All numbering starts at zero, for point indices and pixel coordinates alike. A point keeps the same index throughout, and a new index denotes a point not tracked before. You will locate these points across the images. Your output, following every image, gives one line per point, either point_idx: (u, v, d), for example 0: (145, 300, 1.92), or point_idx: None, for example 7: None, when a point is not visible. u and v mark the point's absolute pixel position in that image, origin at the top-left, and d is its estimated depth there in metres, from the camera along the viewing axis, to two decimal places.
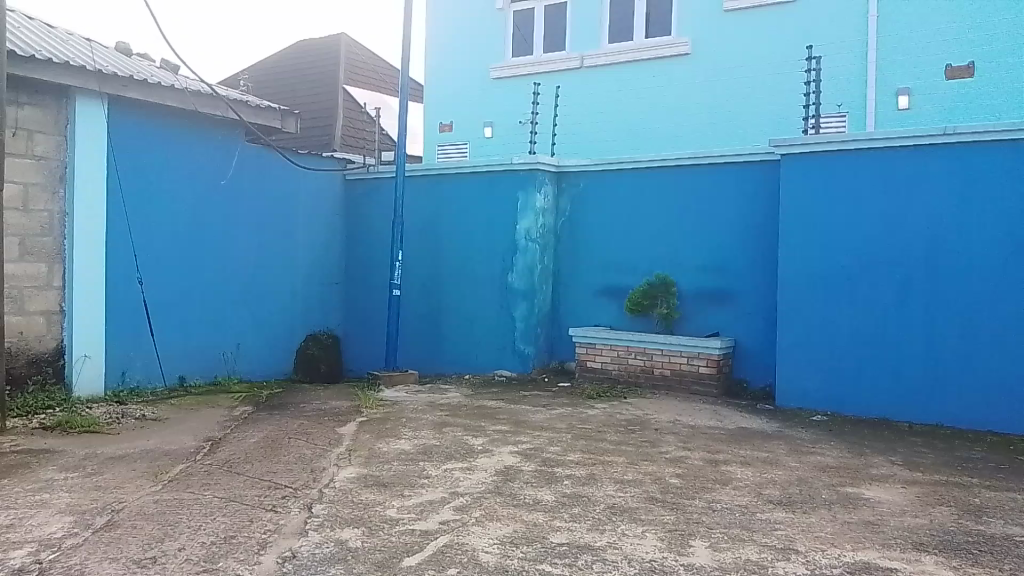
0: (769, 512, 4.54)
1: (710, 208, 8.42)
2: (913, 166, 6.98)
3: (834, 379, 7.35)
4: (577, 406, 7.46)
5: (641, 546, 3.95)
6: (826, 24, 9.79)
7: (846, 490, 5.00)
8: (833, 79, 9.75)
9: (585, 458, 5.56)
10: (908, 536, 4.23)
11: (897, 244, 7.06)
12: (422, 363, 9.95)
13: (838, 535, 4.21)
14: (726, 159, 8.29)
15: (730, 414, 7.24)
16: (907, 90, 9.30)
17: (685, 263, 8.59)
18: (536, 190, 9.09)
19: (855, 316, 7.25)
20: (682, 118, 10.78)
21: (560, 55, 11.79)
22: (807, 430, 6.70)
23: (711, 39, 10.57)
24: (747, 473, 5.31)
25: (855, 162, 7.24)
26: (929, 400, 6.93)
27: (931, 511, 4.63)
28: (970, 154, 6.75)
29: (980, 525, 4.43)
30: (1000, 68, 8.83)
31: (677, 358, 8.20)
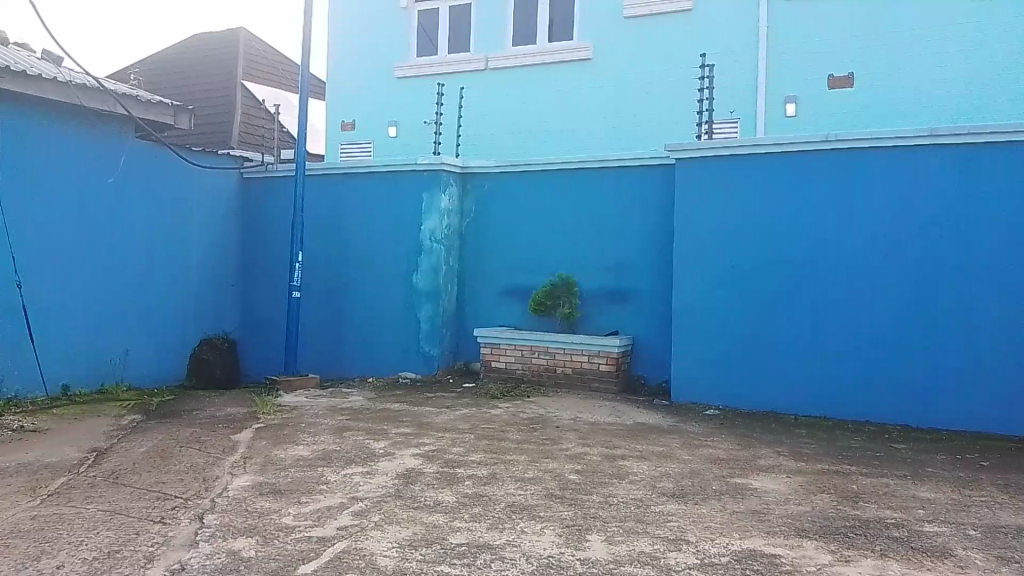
0: (662, 505, 4.69)
1: (611, 210, 8.61)
2: (801, 171, 7.33)
3: (727, 373, 7.65)
4: (481, 406, 7.49)
5: (540, 543, 4.01)
6: (719, 34, 10.17)
7: (735, 481, 5.22)
8: (727, 86, 10.13)
9: (487, 458, 5.59)
10: (791, 523, 4.45)
11: (784, 245, 7.42)
12: (324, 366, 9.77)
13: (726, 524, 4.39)
14: (626, 162, 8.49)
15: (629, 411, 7.42)
16: (794, 98, 9.75)
17: (587, 264, 8.75)
18: (440, 191, 9.08)
19: (750, 314, 7.56)
20: (584, 121, 10.98)
21: (464, 56, 11.79)
22: (701, 424, 6.95)
23: (611, 45, 10.82)
24: (643, 467, 5.47)
25: (747, 166, 7.56)
26: (815, 393, 7.30)
27: (813, 498, 4.89)
28: (850, 160, 7.15)
29: (857, 510, 4.70)
30: (876, 78, 9.40)
31: (579, 357, 8.35)
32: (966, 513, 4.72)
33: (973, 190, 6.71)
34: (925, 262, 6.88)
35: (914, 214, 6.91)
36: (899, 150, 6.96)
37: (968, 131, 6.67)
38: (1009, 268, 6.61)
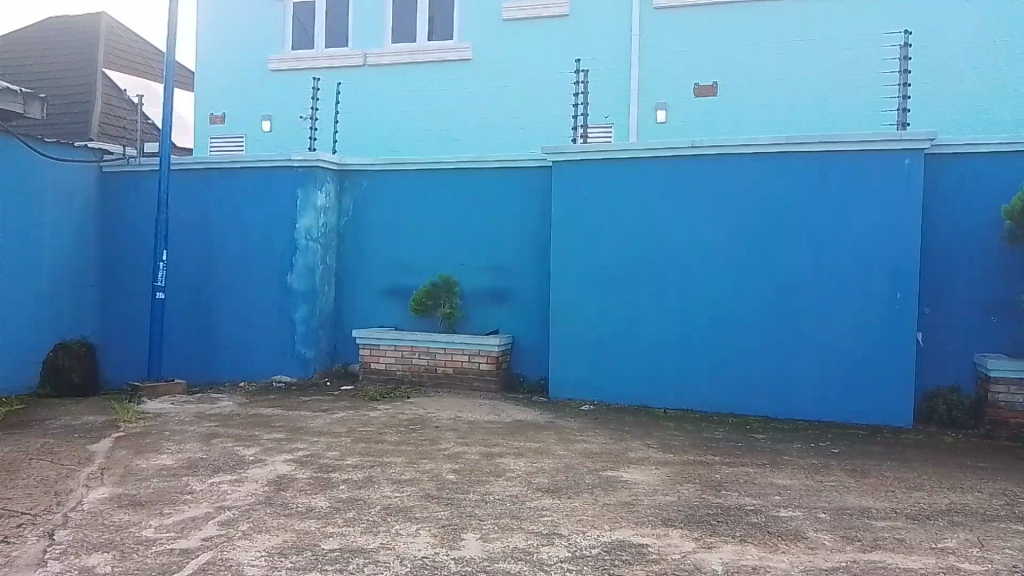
0: (538, 500, 4.78)
1: (489, 210, 8.68)
2: (669, 176, 7.64)
3: (601, 371, 7.88)
4: (358, 409, 7.39)
5: (414, 544, 3.99)
6: (593, 39, 10.45)
7: (607, 474, 5.38)
8: (601, 91, 10.42)
9: (363, 461, 5.52)
10: (658, 513, 4.63)
11: (654, 245, 7.70)
12: (193, 371, 9.35)
13: (598, 517, 4.52)
14: (504, 163, 8.58)
15: (507, 409, 7.50)
16: (665, 105, 10.14)
17: (467, 264, 8.78)
18: (315, 188, 8.88)
19: (621, 314, 7.81)
20: (463, 122, 11.01)
21: (342, 51, 11.58)
22: (577, 420, 7.12)
23: (490, 46, 10.90)
24: (519, 464, 5.55)
25: (618, 170, 7.80)
26: (682, 388, 7.63)
27: (679, 488, 5.12)
28: (714, 165, 7.50)
29: (720, 498, 4.95)
30: (737, 88, 9.91)
31: (459, 356, 8.37)
32: (817, 497, 5.06)
33: (825, 196, 7.17)
34: (783, 263, 7.31)
35: (774, 217, 7.33)
36: (760, 156, 7.36)
37: (821, 139, 7.13)
38: (858, 269, 7.10)
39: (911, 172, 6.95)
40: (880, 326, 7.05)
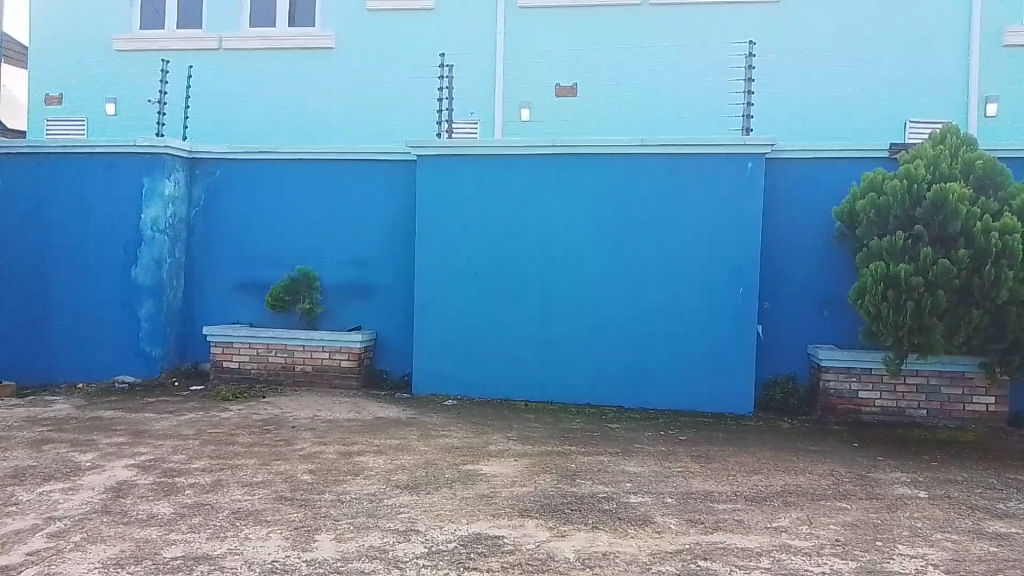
0: (395, 497, 4.74)
1: (350, 204, 8.51)
2: (530, 173, 7.77)
3: (462, 365, 7.92)
4: (210, 410, 7.05)
5: (264, 548, 3.87)
6: (458, 35, 10.45)
7: (467, 468, 5.41)
8: (466, 87, 10.45)
9: (212, 464, 5.28)
10: (515, 504, 4.71)
11: (517, 241, 7.81)
12: (24, 371, 8.64)
13: (455, 511, 4.54)
14: (365, 156, 8.43)
15: (368, 406, 7.39)
16: (528, 104, 10.30)
17: (327, 259, 8.58)
18: (164, 177, 8.39)
19: (483, 309, 7.87)
20: (323, 112, 10.74)
21: (195, 33, 11.01)
22: (439, 415, 7.12)
23: (353, 36, 10.67)
24: (378, 461, 5.48)
25: (480, 165, 7.85)
26: (543, 381, 7.79)
27: (536, 479, 5.23)
28: (573, 163, 7.69)
29: (575, 487, 5.10)
30: (597, 89, 10.20)
31: (318, 353, 8.18)
32: (666, 483, 5.30)
33: (677, 197, 7.51)
34: (636, 259, 7.61)
35: (630, 215, 7.61)
36: (615, 157, 7.61)
37: (672, 142, 7.45)
38: (704, 264, 7.48)
39: (753, 176, 7.38)
40: (724, 319, 7.47)
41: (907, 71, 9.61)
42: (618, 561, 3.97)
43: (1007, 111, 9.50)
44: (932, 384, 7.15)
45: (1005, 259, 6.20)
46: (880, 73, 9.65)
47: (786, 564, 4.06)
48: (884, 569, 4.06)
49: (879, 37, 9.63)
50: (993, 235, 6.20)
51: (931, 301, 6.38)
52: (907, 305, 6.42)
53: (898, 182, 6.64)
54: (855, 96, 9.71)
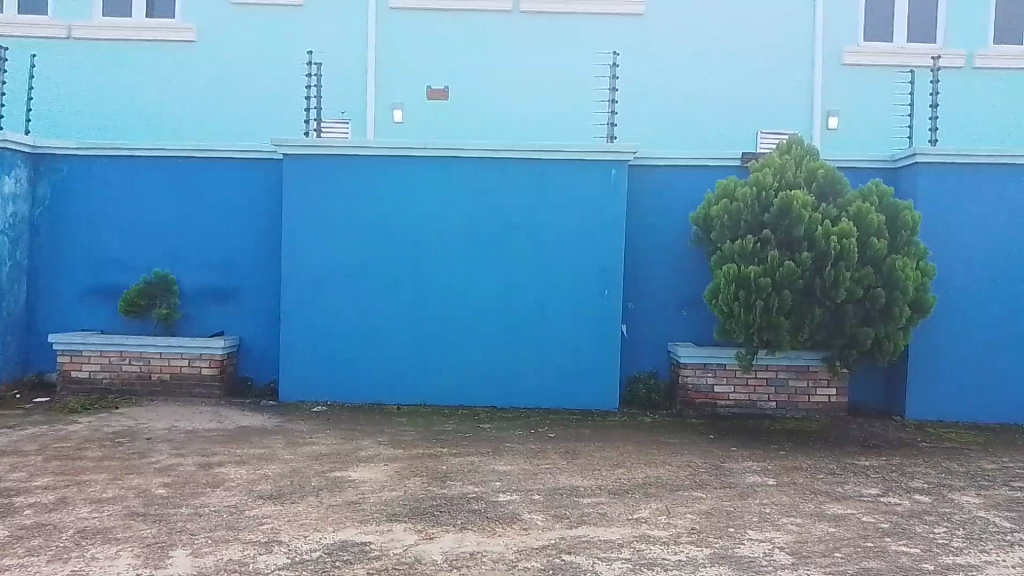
0: (258, 508, 4.60)
1: (213, 205, 8.18)
2: (402, 174, 7.72)
3: (332, 369, 7.77)
4: (55, 423, 6.60)
5: (112, 569, 3.67)
6: (326, 33, 10.24)
7: (334, 475, 5.32)
8: (335, 85, 10.26)
9: (56, 481, 4.94)
10: (383, 509, 4.68)
11: (389, 242, 7.75)
12: None
13: (321, 519, 4.46)
14: (227, 154, 8.13)
15: (231, 414, 7.13)
16: (400, 105, 10.22)
17: (187, 261, 8.20)
18: (3, 173, 7.76)
19: (354, 310, 7.76)
20: (184, 107, 10.26)
21: (40, 20, 10.28)
22: (307, 421, 6.96)
23: (216, 30, 10.26)
24: (241, 472, 5.30)
25: (351, 165, 7.73)
26: (415, 383, 7.77)
27: (406, 483, 5.21)
28: (446, 166, 7.71)
29: (444, 489, 5.12)
30: (469, 93, 10.26)
31: (177, 361, 7.81)
32: (534, 480, 5.41)
33: (546, 200, 7.68)
34: (508, 261, 7.72)
35: (501, 218, 7.71)
36: (487, 161, 7.68)
37: (540, 147, 7.61)
38: (573, 266, 7.68)
39: (617, 181, 7.65)
40: (592, 320, 7.69)
41: (757, 85, 10.23)
42: (485, 560, 4.02)
43: (846, 125, 10.26)
44: (781, 377, 7.65)
45: (843, 262, 6.71)
46: (735, 86, 10.21)
47: (645, 554, 4.24)
48: (735, 554, 4.31)
49: (734, 51, 10.20)
50: (833, 239, 6.69)
51: (778, 301, 6.82)
52: (757, 304, 6.84)
53: (748, 189, 7.08)
54: (712, 106, 10.23)
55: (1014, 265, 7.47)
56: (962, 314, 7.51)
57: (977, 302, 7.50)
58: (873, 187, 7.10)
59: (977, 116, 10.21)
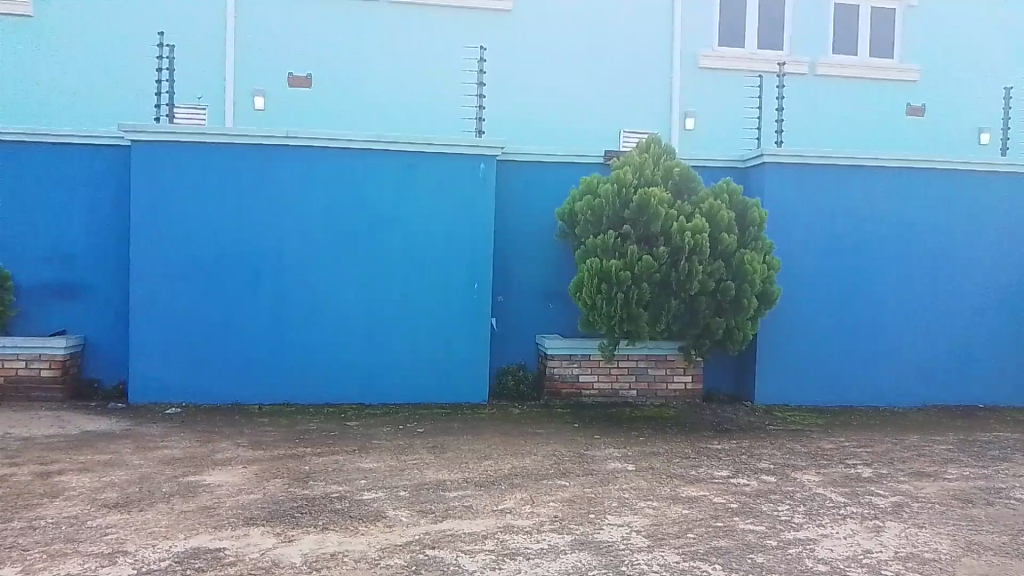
0: (101, 517, 4.32)
1: (53, 195, 7.60)
2: (262, 165, 7.43)
3: (187, 369, 7.41)
4: None
5: None
6: (179, 14, 9.70)
7: (187, 480, 5.07)
8: (189, 69, 9.76)
9: None
10: (240, 513, 4.51)
11: (248, 235, 7.45)
12: None
13: (171, 527, 4.24)
14: (68, 138, 7.55)
15: (74, 419, 6.66)
16: (262, 92, 9.86)
17: (24, 255, 7.58)
18: None
19: (210, 307, 7.42)
20: (18, 85, 9.46)
21: None
22: (160, 424, 6.60)
23: (54, 5, 9.51)
24: (83, 480, 4.96)
25: (208, 154, 7.37)
26: (276, 382, 7.53)
27: (265, 485, 5.04)
28: (309, 156, 7.48)
29: (306, 490, 4.99)
30: (333, 82, 10.02)
31: (12, 363, 7.23)
32: (400, 476, 5.37)
33: (415, 194, 7.61)
34: (373, 256, 7.60)
35: (367, 212, 7.57)
36: (354, 151, 7.52)
37: (408, 141, 7.53)
38: (439, 261, 7.67)
39: (485, 176, 7.69)
40: (459, 314, 7.71)
41: (620, 85, 10.55)
42: (346, 560, 3.96)
43: (703, 126, 10.76)
44: (641, 366, 7.95)
45: (696, 256, 7.04)
46: (599, 85, 10.50)
47: (508, 544, 4.29)
48: (594, 539, 4.44)
49: (597, 50, 10.47)
50: (687, 234, 7.00)
51: (638, 293, 7.10)
52: (618, 297, 7.10)
53: (610, 186, 7.30)
54: (576, 105, 10.47)
55: (850, 260, 8.08)
56: (805, 305, 8.05)
57: (817, 294, 8.06)
58: (724, 186, 7.49)
59: (819, 119, 10.97)
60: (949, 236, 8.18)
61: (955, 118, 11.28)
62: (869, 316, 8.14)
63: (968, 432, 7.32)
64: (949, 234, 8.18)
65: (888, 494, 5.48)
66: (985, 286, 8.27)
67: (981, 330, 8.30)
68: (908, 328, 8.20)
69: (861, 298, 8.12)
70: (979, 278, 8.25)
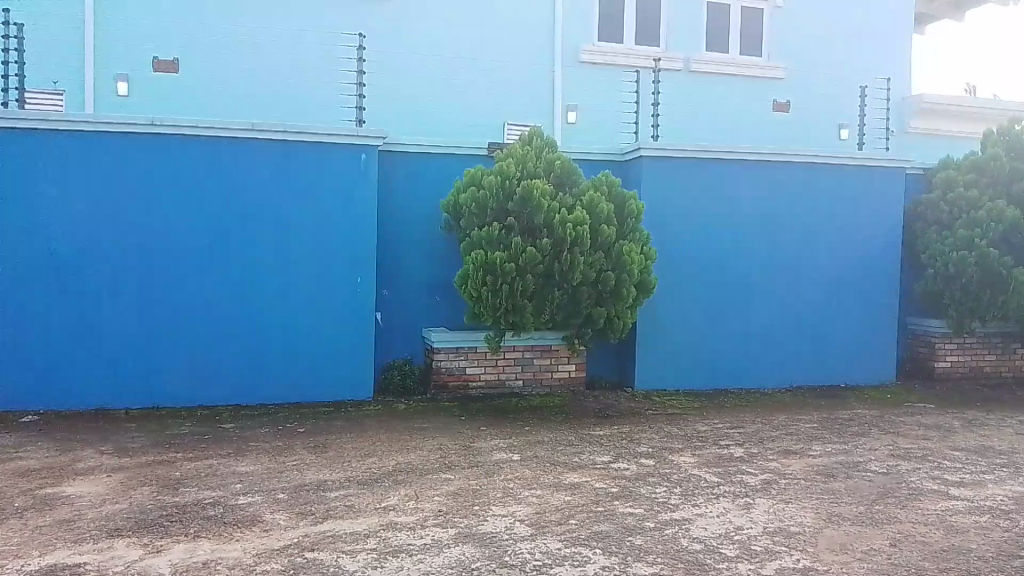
0: None
1: None
2: (124, 153, 7.00)
3: (45, 372, 6.94)
4: None
5: None
6: None
7: (44, 492, 4.73)
8: (42, 51, 9.07)
9: None
10: (103, 525, 4.25)
11: (112, 231, 7.02)
12: None
13: (25, 544, 3.95)
14: None
15: None
16: (125, 76, 9.30)
17: None
18: None
19: (69, 305, 6.97)
20: None
21: None
22: (13, 434, 6.13)
23: None
24: None
25: (63, 142, 6.88)
26: (144, 384, 7.15)
27: (132, 494, 4.77)
28: (176, 146, 7.11)
29: (176, 497, 4.75)
30: (202, 68, 9.58)
31: None
32: (277, 478, 5.20)
33: (293, 186, 7.38)
34: (247, 249, 7.31)
35: (241, 205, 7.28)
36: (226, 140, 7.21)
37: (284, 130, 7.28)
38: (318, 253, 7.47)
39: (366, 167, 7.54)
40: (339, 308, 7.54)
41: (503, 76, 10.59)
42: (218, 568, 3.80)
43: (585, 119, 10.95)
44: (527, 357, 8.02)
45: (577, 247, 7.17)
46: (481, 77, 10.51)
47: (391, 541, 4.23)
48: (478, 531, 4.44)
49: (479, 42, 10.47)
50: (569, 226, 7.10)
51: (522, 285, 7.17)
52: (502, 288, 7.16)
53: (493, 178, 7.32)
54: (459, 96, 10.44)
55: (722, 250, 8.43)
56: (680, 294, 8.34)
57: (692, 282, 8.37)
58: (604, 178, 7.64)
59: (694, 113, 11.39)
60: (810, 225, 8.67)
61: (818, 114, 11.96)
62: (739, 303, 8.52)
63: (830, 410, 7.80)
64: (809, 224, 8.66)
65: (758, 472, 5.76)
66: (844, 270, 8.81)
67: (841, 313, 8.85)
68: (775, 313, 8.64)
69: (732, 286, 8.49)
70: (837, 264, 8.79)
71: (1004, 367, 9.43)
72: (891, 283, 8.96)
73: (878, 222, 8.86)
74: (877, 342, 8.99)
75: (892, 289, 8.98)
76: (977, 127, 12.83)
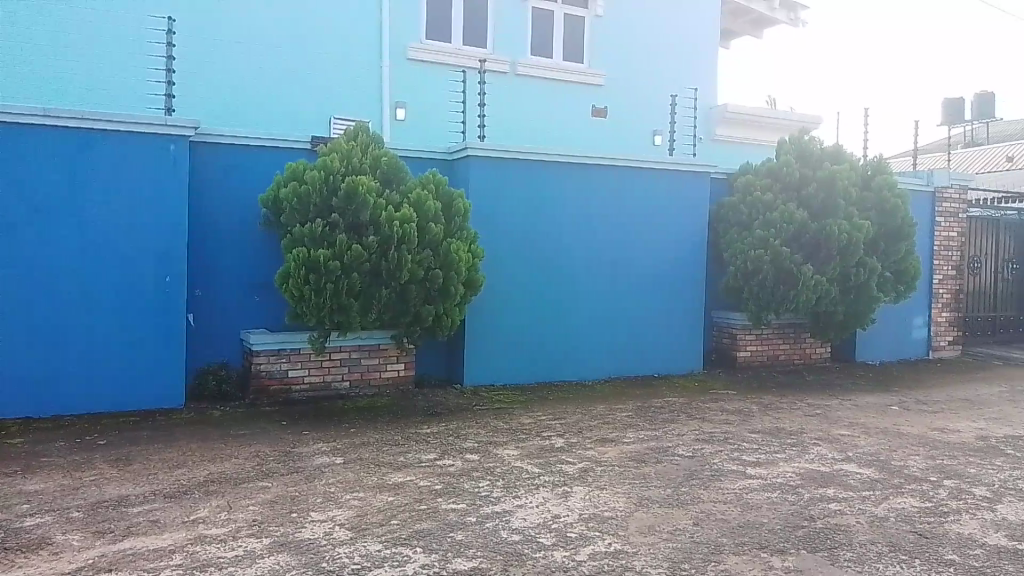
0: None
1: None
2: None
3: None
4: None
5: None
6: None
7: None
8: None
9: None
10: None
11: None
12: None
13: None
14: None
15: None
16: None
17: None
18: None
19: None
20: None
21: None
22: None
23: None
24: None
25: None
26: None
27: None
28: None
29: None
30: None
31: None
32: (72, 496, 4.79)
33: (92, 178, 6.81)
34: (40, 245, 6.68)
35: (33, 197, 6.63)
36: (13, 125, 6.52)
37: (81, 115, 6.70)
38: (122, 251, 6.95)
39: (176, 159, 7.10)
40: (148, 309, 7.06)
41: (328, 69, 10.34)
42: None
43: (412, 116, 10.91)
44: (354, 357, 7.89)
45: (404, 245, 7.12)
46: (305, 69, 10.21)
47: (198, 556, 4.02)
48: (295, 538, 4.32)
49: (302, 33, 10.15)
50: (395, 223, 7.05)
51: (347, 283, 7.05)
52: (327, 287, 7.00)
53: (316, 173, 7.14)
54: (281, 89, 10.09)
55: (546, 247, 8.70)
56: (507, 291, 8.53)
57: (518, 279, 8.58)
58: (430, 177, 7.66)
59: (520, 115, 11.68)
60: (628, 224, 9.13)
61: (634, 119, 12.62)
62: (563, 299, 8.84)
63: (645, 400, 8.25)
64: (627, 223, 9.13)
65: (576, 461, 6.00)
66: (658, 266, 9.35)
67: (655, 307, 9.39)
68: (596, 308, 9.04)
69: (556, 283, 8.79)
70: (652, 262, 9.31)
71: (794, 354, 10.40)
72: (699, 278, 9.63)
73: (688, 223, 9.48)
74: (687, 334, 9.62)
75: (700, 285, 9.64)
76: (773, 136, 14.05)
